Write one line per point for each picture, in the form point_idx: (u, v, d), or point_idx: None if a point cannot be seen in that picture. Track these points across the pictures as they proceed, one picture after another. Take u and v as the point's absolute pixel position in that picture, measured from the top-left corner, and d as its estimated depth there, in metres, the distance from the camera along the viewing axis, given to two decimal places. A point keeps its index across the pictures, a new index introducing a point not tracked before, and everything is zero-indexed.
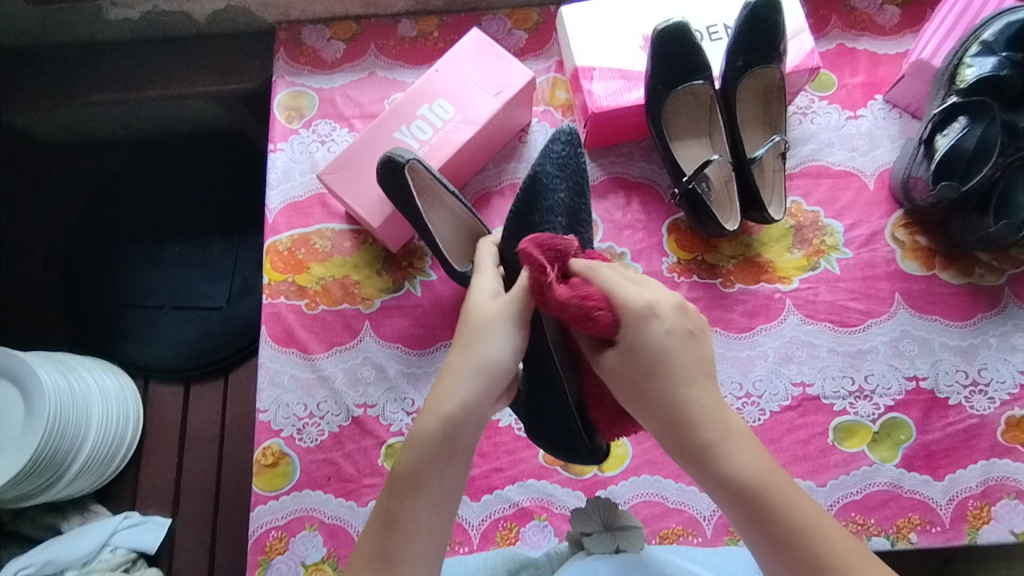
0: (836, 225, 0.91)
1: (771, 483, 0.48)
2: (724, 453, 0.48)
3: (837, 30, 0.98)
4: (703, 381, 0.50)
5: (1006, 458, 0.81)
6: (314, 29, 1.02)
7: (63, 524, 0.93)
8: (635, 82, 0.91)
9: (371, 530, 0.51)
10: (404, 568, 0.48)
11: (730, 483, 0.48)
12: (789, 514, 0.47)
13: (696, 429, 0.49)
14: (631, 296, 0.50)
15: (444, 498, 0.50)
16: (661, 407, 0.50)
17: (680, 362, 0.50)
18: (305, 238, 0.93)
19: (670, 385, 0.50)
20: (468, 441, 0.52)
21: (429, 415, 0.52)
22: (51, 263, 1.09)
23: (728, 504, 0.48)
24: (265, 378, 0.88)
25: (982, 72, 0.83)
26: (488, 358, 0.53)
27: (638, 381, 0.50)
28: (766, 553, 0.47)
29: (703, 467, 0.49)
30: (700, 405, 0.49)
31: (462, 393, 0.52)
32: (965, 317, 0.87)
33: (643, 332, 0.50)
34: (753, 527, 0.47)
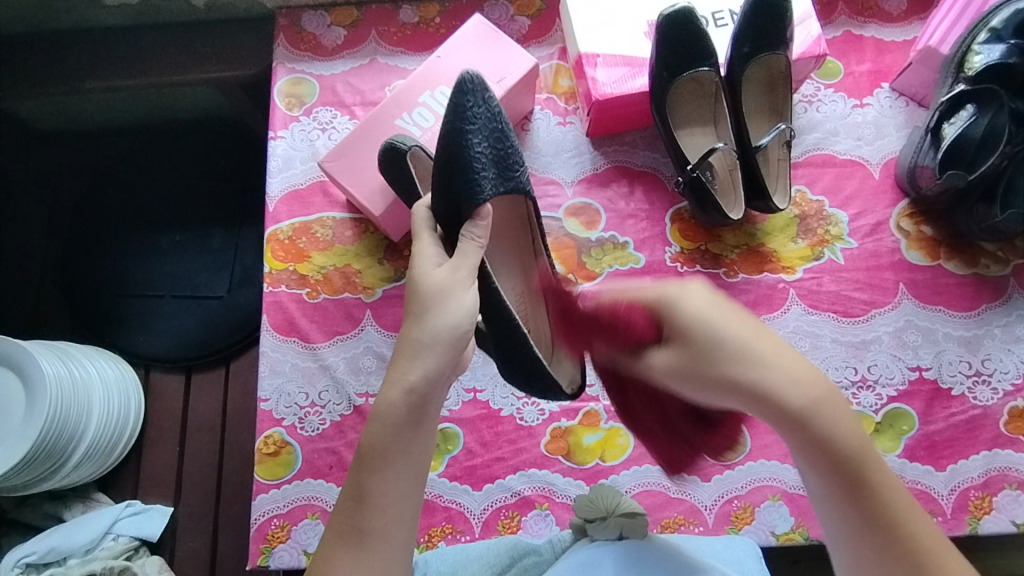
0: (841, 215, 0.90)
1: (865, 454, 0.47)
2: (823, 424, 0.47)
3: (843, 17, 0.97)
4: (784, 351, 0.50)
5: (1009, 449, 0.81)
6: (314, 15, 1.01)
7: (65, 512, 0.93)
8: (639, 69, 0.90)
9: (342, 504, 0.52)
10: (379, 539, 0.50)
11: (833, 451, 0.47)
12: (880, 487, 0.47)
13: (793, 403, 0.48)
14: (687, 293, 0.53)
15: (411, 468, 0.52)
16: (751, 382, 0.48)
17: (753, 342, 0.50)
18: (305, 227, 0.93)
19: (759, 363, 0.49)
20: (429, 410, 0.54)
21: (393, 386, 0.53)
22: (50, 252, 1.09)
23: (823, 475, 0.48)
24: (266, 367, 0.88)
25: (990, 59, 0.82)
26: (443, 326, 0.54)
27: (724, 357, 0.49)
28: (867, 523, 0.46)
29: (804, 438, 0.48)
30: (793, 377, 0.48)
31: (425, 366, 0.53)
32: (969, 308, 0.86)
33: (708, 312, 0.51)
34: (844, 498, 0.47)
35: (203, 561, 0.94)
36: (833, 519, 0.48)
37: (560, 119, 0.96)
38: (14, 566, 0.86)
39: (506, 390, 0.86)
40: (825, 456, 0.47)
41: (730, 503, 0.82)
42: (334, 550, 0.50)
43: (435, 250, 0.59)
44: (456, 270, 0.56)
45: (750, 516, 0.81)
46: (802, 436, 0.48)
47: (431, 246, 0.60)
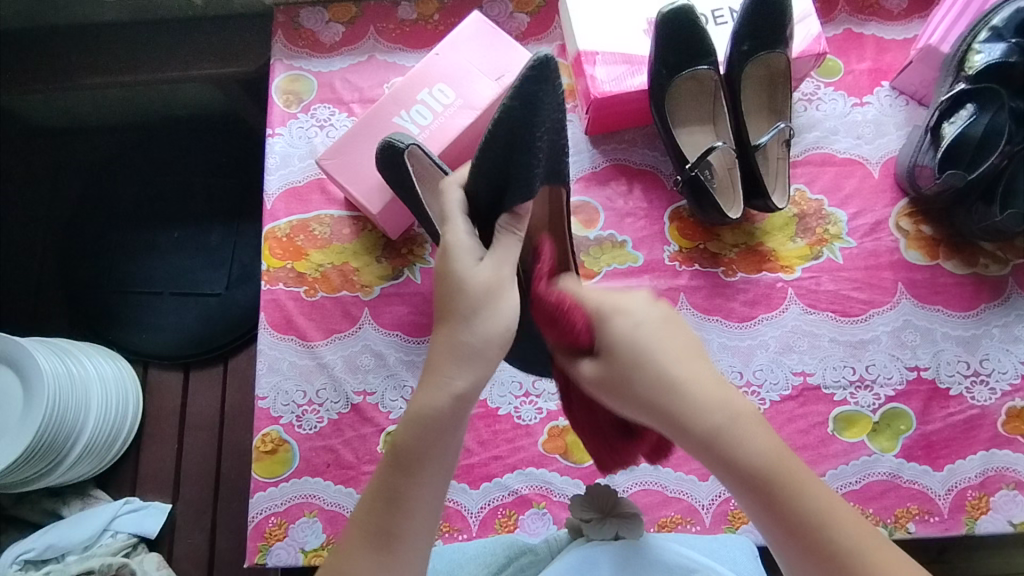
0: (840, 214, 0.90)
1: (778, 465, 0.46)
2: (734, 437, 0.46)
3: (844, 15, 0.97)
4: (694, 362, 0.49)
5: (1006, 449, 0.81)
6: (312, 11, 1.00)
7: (64, 509, 0.93)
8: (638, 67, 0.90)
9: (371, 503, 0.49)
10: (406, 545, 0.48)
11: (741, 470, 0.46)
12: (800, 494, 0.46)
13: (700, 419, 0.47)
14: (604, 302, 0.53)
15: (445, 472, 0.49)
16: (655, 398, 0.48)
17: (660, 351, 0.49)
18: (303, 224, 0.92)
19: (670, 379, 0.48)
20: (467, 416, 0.50)
21: (432, 387, 0.49)
22: (48, 249, 1.09)
23: (739, 490, 0.47)
24: (264, 365, 0.88)
25: (990, 58, 0.82)
26: (495, 328, 0.49)
27: (632, 374, 0.49)
28: (790, 534, 0.45)
29: (715, 457, 0.47)
30: (702, 391, 0.48)
31: (469, 368, 0.49)
32: (968, 308, 0.86)
33: (611, 330, 0.51)
34: (765, 513, 0.46)
35: (201, 558, 0.94)
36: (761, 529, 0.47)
37: None
38: (13, 563, 0.86)
39: (504, 388, 0.86)
40: (735, 472, 0.46)
41: (728, 502, 0.82)
42: (357, 551, 0.48)
43: (472, 238, 0.52)
44: (500, 267, 0.51)
45: (748, 515, 0.81)
46: (712, 455, 0.47)
47: (464, 232, 0.52)
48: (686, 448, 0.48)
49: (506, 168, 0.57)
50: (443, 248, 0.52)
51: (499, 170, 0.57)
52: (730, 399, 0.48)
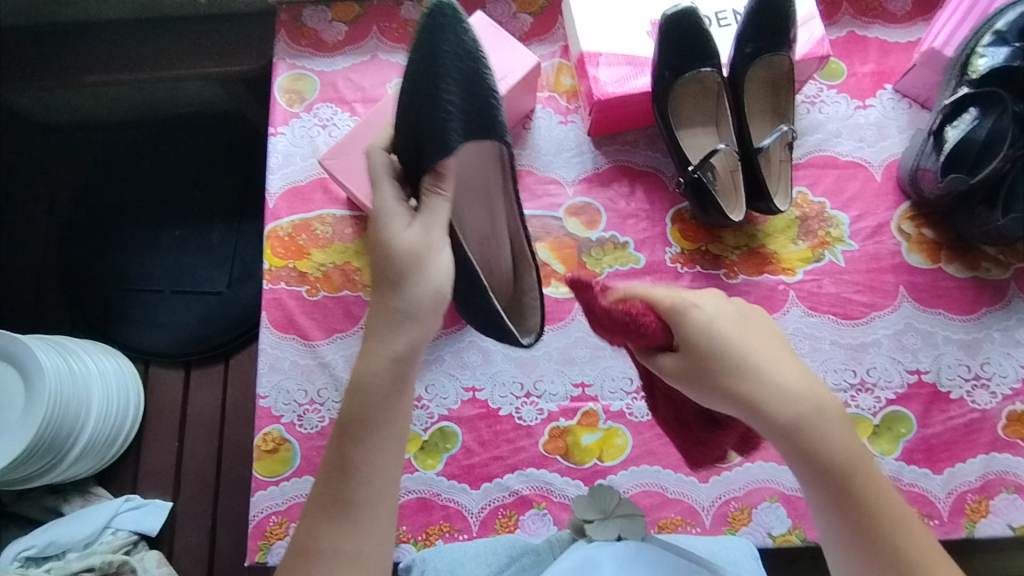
0: (842, 216, 0.90)
1: (853, 464, 0.50)
2: (817, 433, 0.50)
3: (847, 18, 0.97)
4: (783, 361, 0.52)
5: (1006, 452, 0.81)
6: (315, 10, 1.00)
7: (64, 506, 0.93)
8: (641, 68, 0.90)
9: (326, 475, 0.54)
10: (362, 510, 0.53)
11: (821, 464, 0.50)
12: (870, 496, 0.49)
13: (790, 413, 0.50)
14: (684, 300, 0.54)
15: (394, 438, 0.54)
16: (746, 394, 0.50)
17: (750, 347, 0.52)
18: (305, 224, 0.92)
19: (758, 374, 0.51)
20: (410, 376, 0.55)
21: (378, 355, 0.54)
22: (50, 247, 1.09)
23: (815, 483, 0.50)
24: (265, 364, 0.88)
25: (994, 62, 0.82)
26: (428, 291, 0.55)
27: (721, 367, 0.51)
28: (856, 529, 0.49)
29: (800, 449, 0.50)
30: (792, 390, 0.50)
31: (411, 331, 0.54)
32: (969, 311, 0.86)
33: (706, 328, 0.52)
34: (835, 508, 0.50)
35: (202, 556, 0.94)
36: (827, 528, 0.51)
37: (562, 117, 0.96)
38: (14, 559, 0.87)
39: (505, 389, 0.86)
40: (814, 465, 0.50)
41: (728, 503, 0.82)
42: (322, 523, 0.52)
43: (398, 204, 0.57)
44: (427, 231, 0.57)
45: (748, 517, 0.81)
46: (794, 448, 0.50)
47: (391, 197, 0.58)
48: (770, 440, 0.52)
49: (420, 128, 0.60)
50: (372, 217, 0.57)
51: (417, 131, 0.61)
52: (816, 395, 0.51)
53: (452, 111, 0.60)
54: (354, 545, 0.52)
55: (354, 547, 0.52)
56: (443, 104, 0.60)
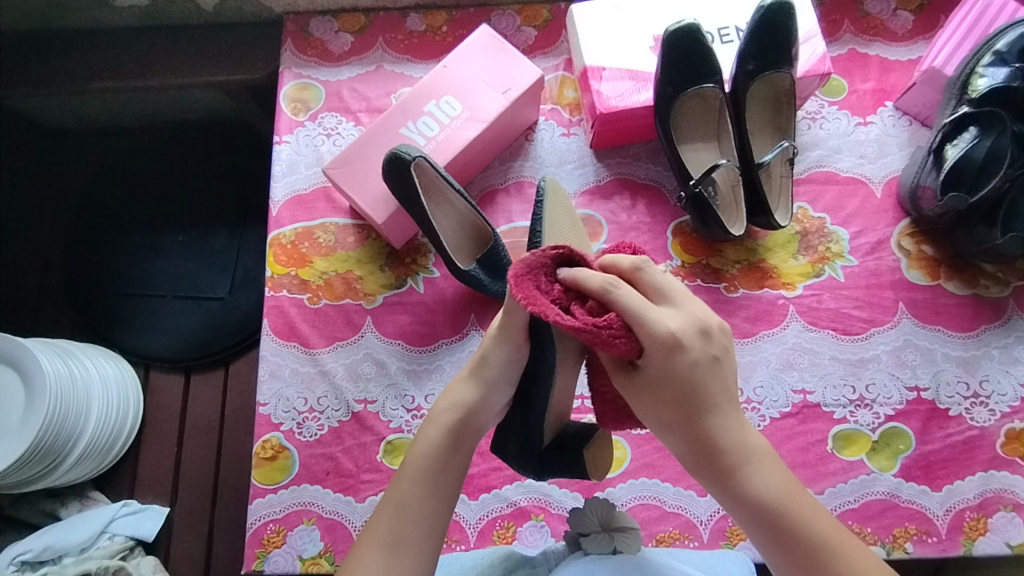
0: (842, 232, 0.91)
1: (785, 497, 0.52)
2: (747, 473, 0.52)
3: (849, 35, 0.98)
4: (730, 407, 0.53)
5: (1005, 470, 0.82)
6: (321, 21, 1.01)
7: (61, 510, 0.93)
8: (644, 83, 0.90)
9: (384, 511, 0.54)
10: (412, 548, 0.52)
11: (758, 506, 0.52)
12: (806, 529, 0.51)
13: (727, 456, 0.53)
14: (659, 326, 0.50)
15: (445, 488, 0.55)
16: (694, 424, 0.53)
17: (711, 394, 0.52)
18: (308, 232, 0.93)
19: (701, 417, 0.53)
20: (469, 443, 0.58)
21: (434, 418, 0.59)
22: (53, 251, 1.09)
23: (753, 527, 0.52)
24: (265, 371, 0.88)
25: (994, 82, 0.83)
26: (493, 377, 0.60)
27: (674, 402, 0.53)
28: (796, 567, 0.51)
29: (730, 486, 0.53)
30: (732, 434, 0.53)
31: (453, 395, 0.60)
32: (968, 329, 0.87)
33: (674, 364, 0.51)
34: (771, 543, 0.51)
35: (198, 564, 0.94)
36: (771, 562, 0.52)
37: (565, 130, 0.96)
38: (11, 563, 0.85)
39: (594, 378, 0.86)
40: (748, 504, 0.52)
41: (726, 518, 0.82)
42: (371, 551, 0.51)
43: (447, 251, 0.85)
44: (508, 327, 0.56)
45: (746, 531, 0.81)
46: (726, 487, 0.53)
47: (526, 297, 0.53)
48: (714, 479, 0.54)
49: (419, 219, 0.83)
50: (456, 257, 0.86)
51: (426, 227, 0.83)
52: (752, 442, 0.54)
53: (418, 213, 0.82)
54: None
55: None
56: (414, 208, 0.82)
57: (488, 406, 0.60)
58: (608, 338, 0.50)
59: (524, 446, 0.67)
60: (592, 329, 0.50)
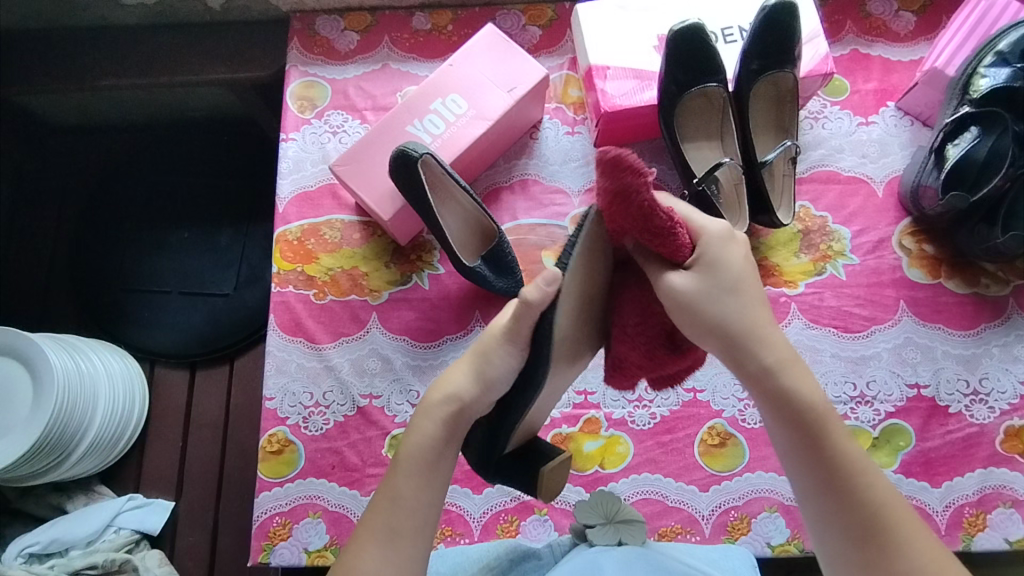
0: (844, 231, 0.91)
1: (822, 407, 0.51)
2: (790, 376, 0.51)
3: (851, 36, 0.98)
4: (768, 311, 0.53)
5: (1004, 467, 0.82)
6: (328, 20, 1.02)
7: (67, 503, 0.94)
8: (648, 82, 0.91)
9: (377, 503, 0.53)
10: (409, 541, 0.51)
11: (795, 404, 0.50)
12: (838, 437, 0.50)
13: (768, 353, 0.51)
14: (710, 225, 0.54)
15: (438, 480, 0.54)
16: (728, 325, 0.51)
17: (752, 292, 0.53)
18: (314, 229, 0.94)
19: (746, 314, 0.52)
20: (461, 432, 0.57)
21: (427, 406, 0.56)
22: (59, 246, 1.10)
23: (786, 426, 0.51)
24: (271, 366, 0.89)
25: (995, 82, 0.84)
26: (494, 372, 0.56)
27: (719, 299, 0.51)
28: (826, 469, 0.49)
29: (770, 383, 0.51)
30: (772, 337, 0.52)
31: (451, 385, 0.57)
32: (968, 327, 0.87)
33: (723, 262, 0.53)
34: (806, 453, 0.50)
35: (202, 557, 0.94)
36: (797, 467, 0.51)
37: (569, 128, 0.97)
38: (18, 556, 0.87)
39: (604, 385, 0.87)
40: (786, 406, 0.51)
41: (728, 513, 0.83)
42: (366, 546, 0.50)
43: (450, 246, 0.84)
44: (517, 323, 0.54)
45: (747, 526, 0.82)
46: (762, 383, 0.51)
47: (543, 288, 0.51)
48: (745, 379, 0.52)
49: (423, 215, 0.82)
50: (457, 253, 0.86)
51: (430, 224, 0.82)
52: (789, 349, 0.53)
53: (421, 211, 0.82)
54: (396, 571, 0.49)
55: None
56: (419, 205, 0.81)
57: (486, 399, 0.57)
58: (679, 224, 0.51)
59: (483, 453, 0.65)
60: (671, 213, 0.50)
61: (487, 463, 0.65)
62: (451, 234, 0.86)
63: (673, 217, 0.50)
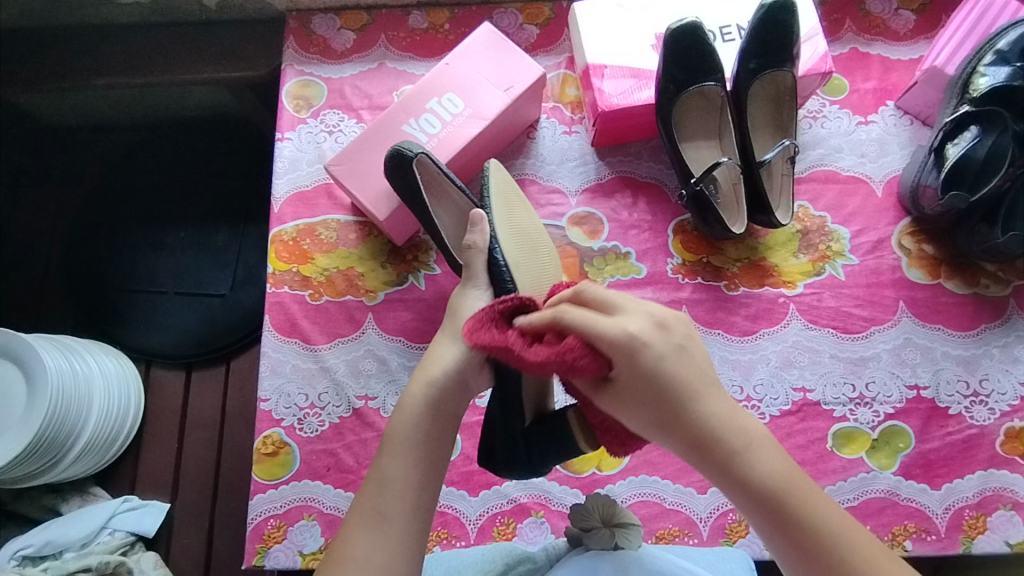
0: (843, 231, 0.91)
1: (786, 485, 0.50)
2: (747, 462, 0.50)
3: (850, 35, 0.98)
4: (711, 392, 0.52)
5: (1004, 469, 0.82)
6: (324, 18, 1.01)
7: (62, 505, 0.93)
8: (646, 81, 0.90)
9: (365, 488, 0.53)
10: (397, 523, 0.51)
11: (754, 491, 0.50)
12: (808, 513, 0.49)
13: (717, 445, 0.51)
14: (615, 333, 0.50)
15: (432, 460, 0.55)
16: (679, 433, 0.51)
17: (686, 384, 0.51)
18: (310, 228, 0.93)
19: (686, 411, 0.51)
20: (452, 409, 0.58)
21: (418, 384, 0.57)
22: (54, 247, 1.09)
23: (754, 512, 0.50)
24: (266, 367, 0.88)
25: (995, 81, 0.83)
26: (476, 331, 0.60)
27: (655, 402, 0.51)
28: (797, 551, 0.49)
29: (731, 477, 0.50)
30: (717, 424, 0.51)
31: (436, 362, 0.58)
32: (968, 328, 0.87)
33: (639, 365, 0.50)
34: (775, 534, 0.50)
35: (198, 558, 0.94)
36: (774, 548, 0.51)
37: (566, 128, 0.97)
38: (11, 558, 0.86)
39: None
40: (747, 491, 0.50)
41: (726, 515, 0.82)
42: (355, 531, 0.51)
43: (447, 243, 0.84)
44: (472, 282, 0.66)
45: (745, 529, 0.82)
46: (723, 476, 0.51)
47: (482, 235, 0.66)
48: (706, 473, 0.52)
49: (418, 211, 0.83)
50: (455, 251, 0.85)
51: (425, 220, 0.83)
52: (742, 425, 0.52)
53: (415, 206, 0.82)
54: (384, 554, 0.49)
55: (385, 560, 0.49)
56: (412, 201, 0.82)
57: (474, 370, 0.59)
58: (570, 362, 0.50)
59: (512, 450, 0.68)
60: (552, 361, 0.50)
61: (518, 455, 0.68)
62: (450, 233, 0.84)
63: (564, 354, 0.50)
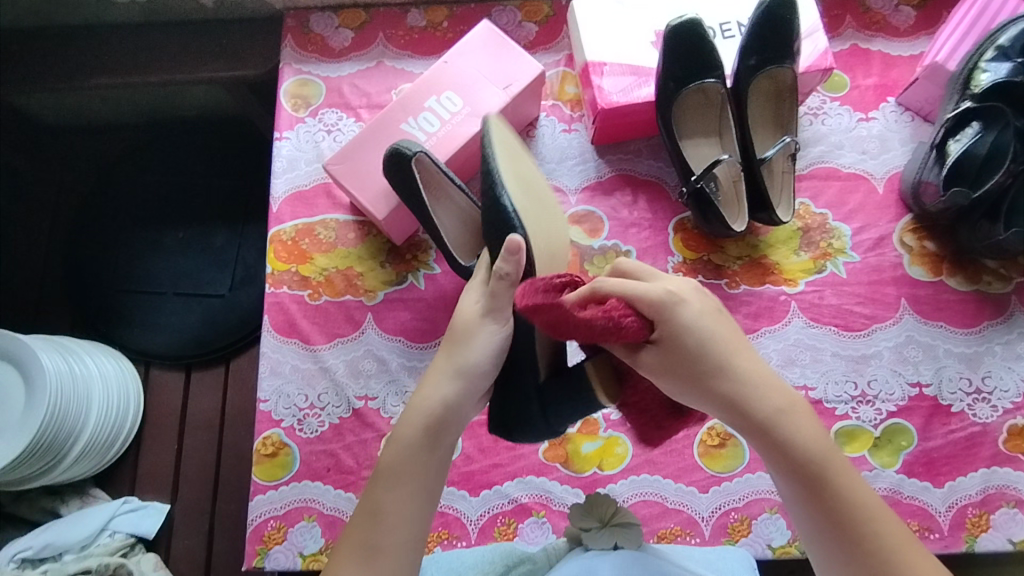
0: (844, 228, 0.90)
1: (826, 455, 0.52)
2: (790, 423, 0.52)
3: (850, 31, 0.97)
4: (750, 353, 0.55)
5: (1007, 467, 0.81)
6: (322, 17, 1.01)
7: (61, 507, 0.93)
8: (646, 78, 0.90)
9: (359, 518, 0.54)
10: (389, 557, 0.51)
11: (795, 453, 0.52)
12: (842, 483, 0.51)
13: (762, 404, 0.53)
14: (654, 293, 0.54)
15: (425, 490, 0.54)
16: (722, 391, 0.53)
17: (728, 344, 0.54)
18: (309, 228, 0.93)
19: (735, 369, 0.53)
20: (447, 437, 0.57)
21: (413, 413, 0.57)
22: (53, 249, 1.09)
23: (791, 478, 0.52)
24: (266, 368, 0.88)
25: (996, 77, 0.82)
26: (473, 361, 0.58)
27: (696, 364, 0.53)
28: (831, 520, 0.51)
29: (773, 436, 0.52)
30: (762, 385, 0.54)
31: (432, 389, 0.57)
32: (970, 325, 0.86)
33: (680, 321, 0.54)
34: (809, 502, 0.51)
35: (198, 560, 0.94)
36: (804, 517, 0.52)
37: (566, 126, 0.96)
38: (11, 560, 0.86)
39: None
40: (787, 456, 0.52)
41: (728, 514, 0.82)
42: (346, 563, 0.51)
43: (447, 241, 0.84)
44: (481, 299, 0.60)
45: (747, 527, 0.81)
46: (766, 436, 0.53)
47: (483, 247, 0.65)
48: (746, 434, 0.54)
49: (418, 212, 0.82)
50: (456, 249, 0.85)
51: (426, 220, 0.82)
52: (781, 390, 0.54)
53: (415, 206, 0.82)
54: None
55: None
56: (412, 201, 0.82)
57: (469, 397, 0.58)
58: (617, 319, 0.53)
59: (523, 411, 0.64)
60: (603, 319, 0.52)
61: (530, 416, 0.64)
62: (451, 231, 0.85)
63: (613, 314, 0.53)
